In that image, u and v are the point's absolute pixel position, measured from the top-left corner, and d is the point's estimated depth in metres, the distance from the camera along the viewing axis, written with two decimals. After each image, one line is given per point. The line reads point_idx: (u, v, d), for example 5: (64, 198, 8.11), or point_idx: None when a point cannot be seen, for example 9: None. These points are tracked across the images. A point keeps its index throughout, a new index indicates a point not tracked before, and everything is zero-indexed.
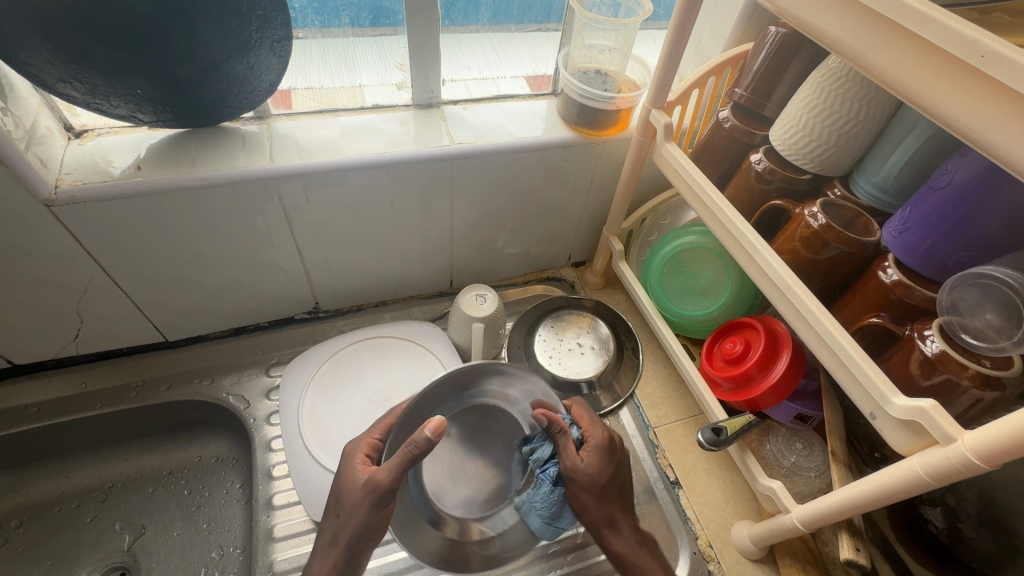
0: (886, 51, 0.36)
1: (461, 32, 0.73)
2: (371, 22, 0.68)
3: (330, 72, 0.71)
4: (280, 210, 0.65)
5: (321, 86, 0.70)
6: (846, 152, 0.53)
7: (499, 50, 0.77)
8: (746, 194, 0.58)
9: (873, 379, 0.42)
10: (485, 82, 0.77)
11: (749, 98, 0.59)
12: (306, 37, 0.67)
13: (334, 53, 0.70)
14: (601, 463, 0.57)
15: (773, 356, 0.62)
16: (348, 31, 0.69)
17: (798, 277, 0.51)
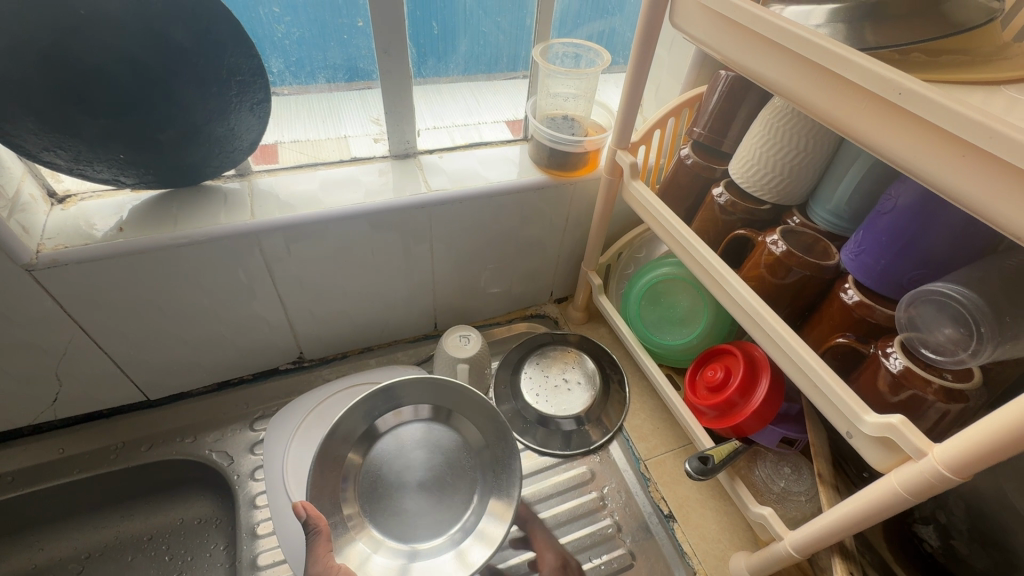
0: (819, 92, 0.39)
1: (442, 82, 0.76)
2: (346, 80, 0.70)
3: (315, 127, 0.73)
4: (263, 263, 0.66)
5: (306, 140, 0.73)
6: (799, 182, 0.56)
7: (479, 99, 0.80)
8: (711, 225, 0.61)
9: (845, 399, 0.44)
10: (468, 130, 0.80)
11: (707, 136, 0.63)
12: (288, 94, 0.69)
13: (319, 109, 0.73)
14: None
15: (753, 381, 0.63)
16: (326, 89, 0.71)
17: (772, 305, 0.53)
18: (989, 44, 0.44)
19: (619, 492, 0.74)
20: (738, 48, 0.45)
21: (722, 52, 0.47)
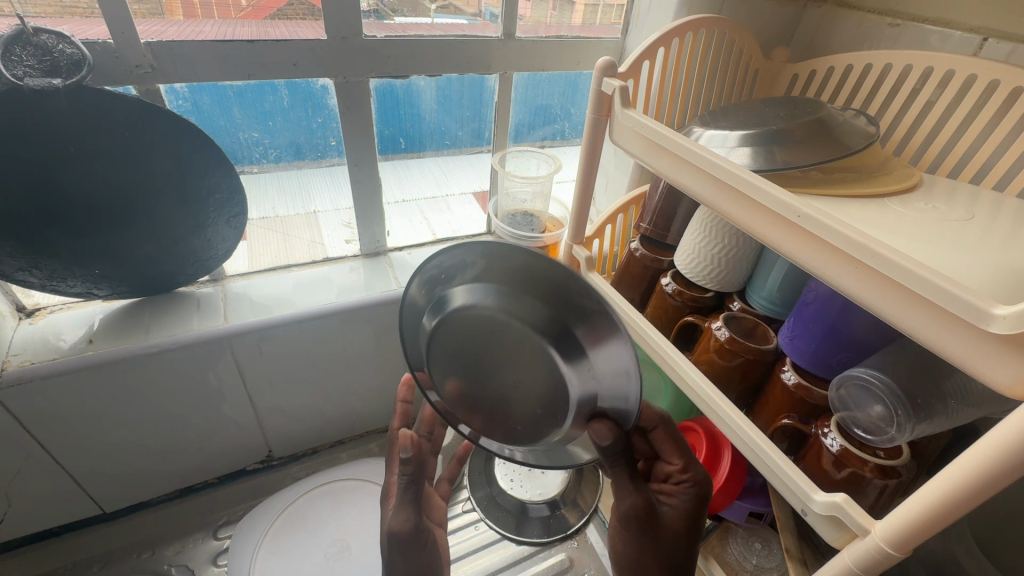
0: (738, 209, 0.45)
1: (414, 159, 0.76)
2: (312, 155, 0.69)
3: (285, 202, 0.72)
4: (234, 365, 0.67)
5: (275, 215, 0.73)
6: (736, 272, 0.62)
7: (448, 173, 0.81)
8: (663, 312, 0.66)
9: (795, 478, 0.47)
10: (437, 202, 0.83)
11: (653, 231, 0.69)
12: (259, 172, 0.68)
13: (289, 184, 0.71)
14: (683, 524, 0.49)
15: (716, 457, 0.66)
16: (291, 166, 0.69)
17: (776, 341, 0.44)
18: (873, 162, 0.53)
19: None
20: (668, 167, 0.51)
21: (653, 167, 0.54)
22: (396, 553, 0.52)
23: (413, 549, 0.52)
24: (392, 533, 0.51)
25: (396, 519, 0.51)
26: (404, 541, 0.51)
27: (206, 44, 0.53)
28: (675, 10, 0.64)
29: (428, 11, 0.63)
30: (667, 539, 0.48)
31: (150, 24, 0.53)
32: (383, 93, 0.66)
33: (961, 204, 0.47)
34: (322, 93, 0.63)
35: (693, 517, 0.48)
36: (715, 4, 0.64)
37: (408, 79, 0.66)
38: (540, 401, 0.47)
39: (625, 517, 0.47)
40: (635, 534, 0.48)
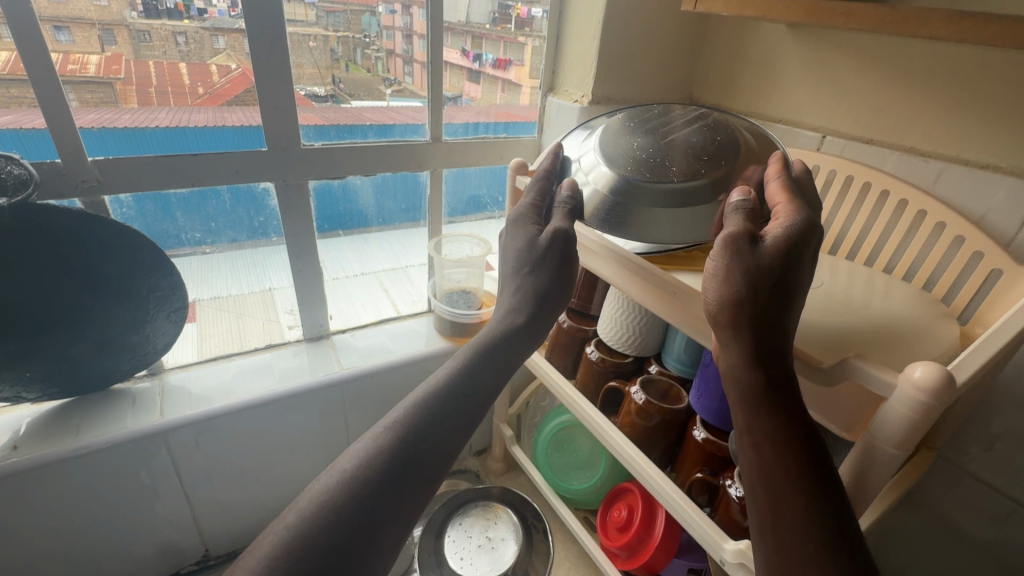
0: (636, 285, 0.52)
1: (369, 231, 0.81)
2: (250, 236, 0.71)
3: (239, 281, 0.74)
4: (168, 461, 0.66)
5: (227, 295, 0.74)
6: (651, 338, 0.68)
7: (405, 244, 0.86)
8: (591, 378, 0.71)
9: (708, 529, 0.52)
10: (398, 272, 0.88)
11: (578, 303, 0.74)
12: (212, 252, 0.70)
13: (243, 263, 0.73)
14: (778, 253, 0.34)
15: (652, 515, 0.69)
16: (229, 246, 0.71)
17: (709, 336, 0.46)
18: None
19: None
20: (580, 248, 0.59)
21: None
22: (393, 461, 0.35)
23: (425, 464, 0.36)
24: (390, 436, 0.36)
25: (415, 403, 0.38)
26: (423, 437, 0.37)
27: (166, 129, 0.59)
28: (578, 116, 0.75)
29: (384, 94, 0.72)
30: (759, 297, 0.34)
31: (101, 110, 0.57)
32: (321, 193, 0.73)
33: (818, 271, 0.55)
34: (263, 195, 0.69)
35: (796, 244, 0.34)
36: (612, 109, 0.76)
37: (344, 179, 0.73)
38: (709, 152, 0.47)
39: (713, 302, 0.37)
40: (726, 269, 0.35)
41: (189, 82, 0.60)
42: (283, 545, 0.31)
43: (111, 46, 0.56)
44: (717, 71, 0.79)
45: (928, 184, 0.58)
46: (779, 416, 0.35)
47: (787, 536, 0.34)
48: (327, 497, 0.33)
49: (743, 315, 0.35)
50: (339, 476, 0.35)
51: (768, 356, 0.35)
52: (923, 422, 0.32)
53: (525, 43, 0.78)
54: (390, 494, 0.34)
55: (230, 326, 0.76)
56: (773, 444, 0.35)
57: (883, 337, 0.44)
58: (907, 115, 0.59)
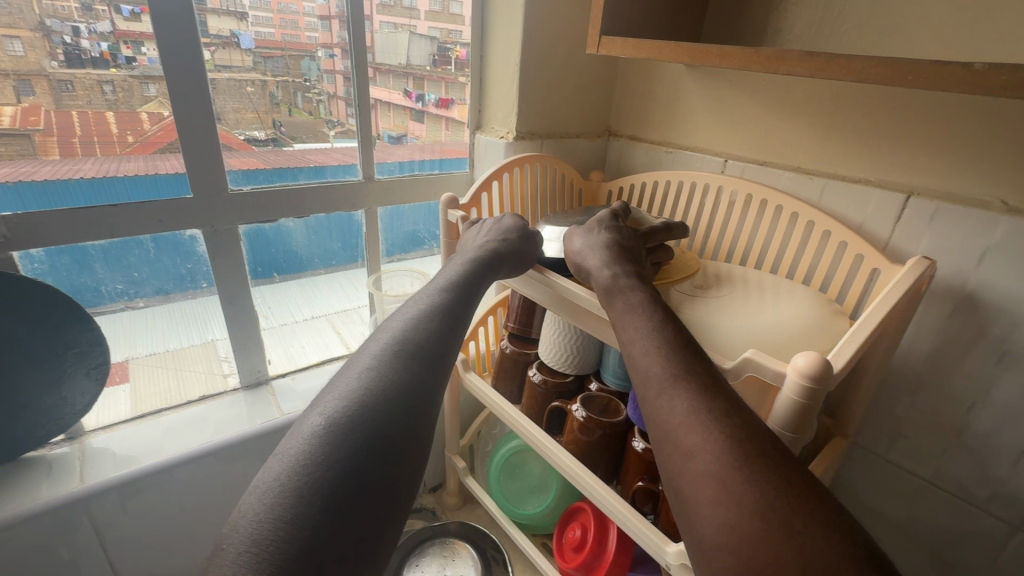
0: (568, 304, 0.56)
1: (316, 275, 0.82)
2: (177, 287, 0.69)
3: (176, 336, 0.72)
4: (90, 530, 0.61)
5: (163, 350, 0.72)
6: (588, 357, 0.71)
7: (356, 285, 0.87)
8: (535, 401, 0.73)
9: (649, 535, 0.53)
10: (350, 315, 0.88)
11: (518, 328, 0.76)
12: (145, 307, 0.68)
13: (182, 319, 0.72)
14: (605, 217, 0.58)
15: (604, 531, 0.70)
16: (161, 300, 0.69)
17: None
18: None
19: None
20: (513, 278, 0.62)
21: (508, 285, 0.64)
22: (358, 440, 0.31)
23: (388, 444, 0.32)
24: (335, 417, 0.32)
25: (356, 383, 0.35)
26: (375, 413, 0.33)
27: (92, 180, 0.58)
28: (505, 151, 0.79)
29: (328, 136, 0.74)
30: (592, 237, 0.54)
31: (18, 162, 0.56)
32: (253, 237, 0.72)
33: (727, 280, 0.60)
34: (191, 242, 0.67)
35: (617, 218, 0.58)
36: (537, 143, 0.81)
37: (276, 222, 0.73)
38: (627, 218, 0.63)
39: (574, 256, 0.54)
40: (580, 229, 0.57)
41: (118, 132, 0.60)
42: (240, 563, 0.26)
43: (29, 97, 0.55)
44: (630, 105, 0.86)
45: (815, 196, 0.65)
46: (636, 276, 0.47)
47: (656, 381, 0.36)
48: (277, 494, 0.29)
49: (591, 246, 0.53)
50: (284, 469, 0.30)
51: (614, 252, 0.51)
52: (809, 407, 0.36)
53: (466, 82, 0.82)
54: (361, 480, 0.30)
55: (167, 382, 0.73)
56: (640, 302, 0.44)
57: (781, 335, 0.48)
58: (790, 138, 0.66)
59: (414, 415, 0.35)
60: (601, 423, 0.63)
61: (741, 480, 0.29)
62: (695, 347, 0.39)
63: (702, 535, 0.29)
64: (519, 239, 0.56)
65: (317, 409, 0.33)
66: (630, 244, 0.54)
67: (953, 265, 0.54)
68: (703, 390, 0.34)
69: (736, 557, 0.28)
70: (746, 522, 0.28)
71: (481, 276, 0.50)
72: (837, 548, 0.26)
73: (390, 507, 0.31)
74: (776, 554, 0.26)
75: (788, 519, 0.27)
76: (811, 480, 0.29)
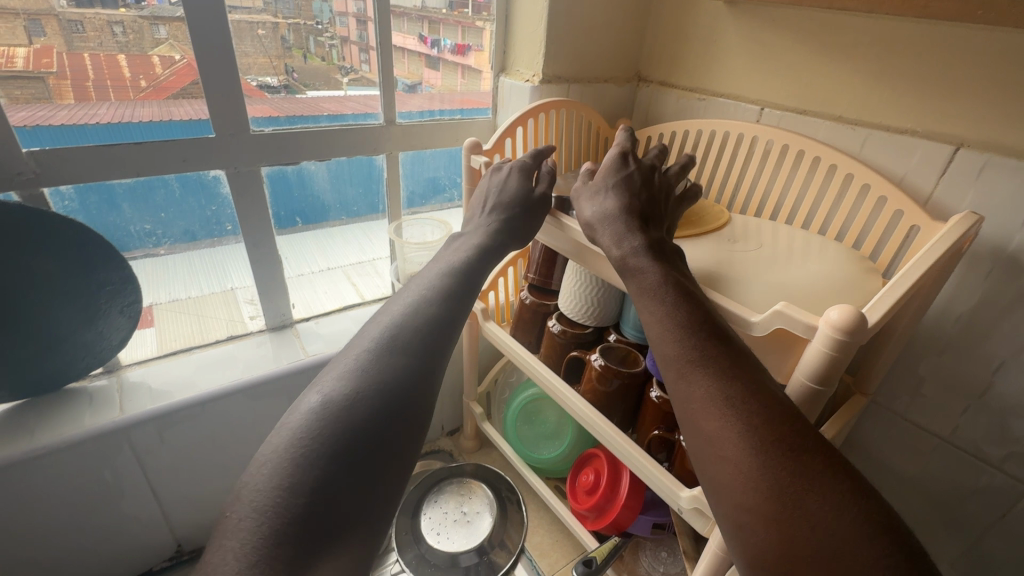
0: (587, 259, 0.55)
1: (337, 220, 0.82)
2: (206, 232, 0.70)
3: (198, 284, 0.74)
4: (132, 457, 0.65)
5: (186, 297, 0.74)
6: (608, 310, 0.71)
7: (374, 231, 0.87)
8: (554, 350, 0.73)
9: (664, 480, 0.55)
10: (365, 266, 0.89)
11: (538, 279, 0.76)
12: (168, 255, 0.70)
13: (202, 267, 0.73)
14: (620, 167, 0.52)
15: (617, 476, 0.72)
16: (179, 249, 0.70)
17: None
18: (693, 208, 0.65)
19: None
20: None
21: None
22: (355, 411, 0.33)
23: (388, 423, 0.33)
24: (332, 395, 0.33)
25: (353, 363, 0.35)
26: (370, 393, 0.34)
27: (108, 126, 0.58)
28: (530, 95, 0.76)
29: (342, 84, 0.72)
30: (600, 191, 0.51)
31: (34, 109, 0.55)
32: (275, 179, 0.72)
33: (755, 235, 0.60)
34: (214, 183, 0.67)
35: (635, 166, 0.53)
36: (563, 88, 0.78)
37: (298, 165, 0.72)
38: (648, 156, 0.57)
39: (586, 227, 0.51)
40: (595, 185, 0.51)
41: (131, 76, 0.59)
42: (240, 530, 0.28)
43: (40, 38, 0.54)
44: (663, 48, 0.81)
45: (854, 148, 0.62)
46: (648, 252, 0.44)
47: (674, 364, 0.36)
48: (275, 470, 0.30)
49: (604, 214, 0.49)
50: (283, 444, 0.31)
51: (625, 215, 0.48)
52: (839, 360, 0.35)
53: (484, 28, 0.79)
54: (356, 456, 0.31)
55: (192, 324, 0.75)
56: (655, 284, 0.41)
57: (812, 290, 0.47)
58: (834, 85, 0.63)
59: (411, 397, 0.35)
60: (620, 372, 0.64)
61: (760, 466, 0.30)
62: (717, 324, 0.37)
63: (726, 513, 0.32)
64: (527, 204, 0.54)
65: (316, 386, 0.34)
66: (649, 206, 0.50)
67: (1001, 223, 0.52)
68: (722, 374, 0.34)
69: (755, 534, 0.30)
70: (763, 505, 0.30)
71: (488, 256, 0.50)
72: (851, 527, 0.27)
73: (386, 476, 0.32)
74: (792, 534, 0.28)
75: (806, 505, 0.28)
76: (829, 457, 0.30)
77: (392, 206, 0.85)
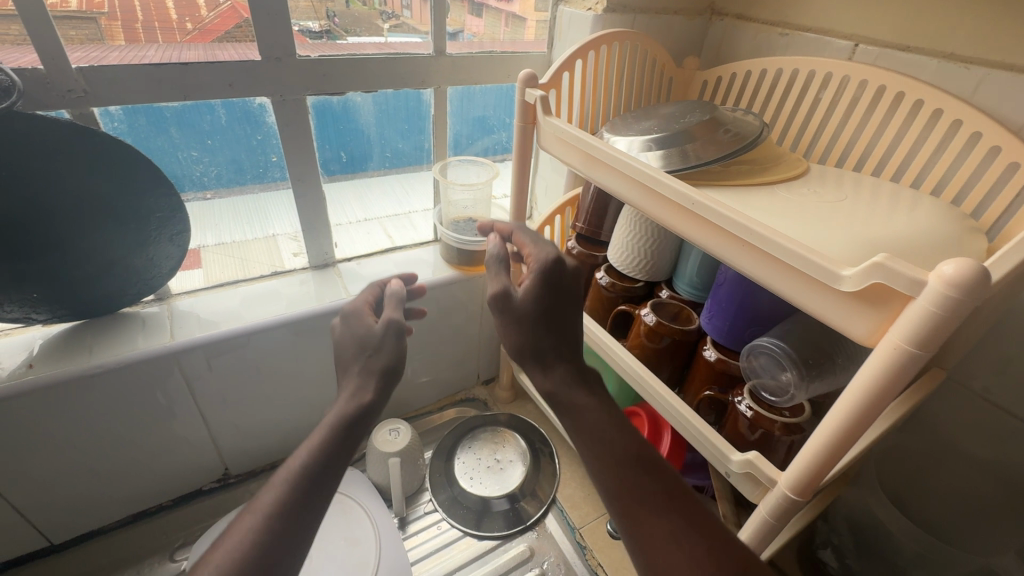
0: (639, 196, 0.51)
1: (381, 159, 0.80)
2: (257, 180, 0.71)
3: (241, 229, 0.75)
4: (182, 382, 0.67)
5: (231, 241, 0.75)
6: (661, 263, 0.66)
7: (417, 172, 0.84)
8: (600, 303, 0.70)
9: (715, 442, 0.52)
10: (401, 220, 0.87)
11: (588, 229, 0.73)
12: (213, 199, 0.70)
13: (246, 211, 0.73)
14: (532, 293, 0.47)
15: (658, 436, 0.71)
16: (225, 193, 0.70)
17: (712, 241, 0.45)
18: (768, 155, 0.59)
19: (558, 565, 0.76)
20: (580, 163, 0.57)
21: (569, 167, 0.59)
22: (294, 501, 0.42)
23: (339, 463, 0.46)
24: (283, 487, 0.43)
25: (315, 437, 0.47)
26: (307, 479, 0.44)
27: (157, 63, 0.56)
28: (591, 26, 0.70)
29: (382, 30, 0.69)
30: (526, 319, 0.46)
31: (90, 52, 0.54)
32: (320, 110, 0.69)
33: (837, 188, 0.54)
34: (260, 111, 0.65)
35: (549, 284, 0.47)
36: (627, 20, 0.71)
37: (344, 95, 0.69)
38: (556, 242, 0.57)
39: (511, 351, 0.48)
40: (502, 320, 0.47)
41: (177, 18, 0.57)
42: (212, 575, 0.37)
43: None
44: None
45: (966, 92, 0.54)
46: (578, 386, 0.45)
47: (625, 490, 0.41)
48: (237, 549, 0.39)
49: (512, 346, 0.47)
50: (272, 496, 0.42)
51: (551, 343, 0.46)
52: (948, 321, 0.31)
53: None
54: (292, 528, 0.41)
55: (234, 264, 0.76)
56: (592, 428, 0.44)
57: (909, 247, 0.42)
58: (950, 17, 0.54)
59: (331, 480, 0.45)
60: (673, 329, 0.61)
61: None
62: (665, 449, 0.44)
63: None
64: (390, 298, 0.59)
65: (271, 483, 0.43)
66: (563, 324, 0.47)
67: None
68: (666, 506, 0.40)
69: None
70: None
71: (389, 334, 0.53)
72: None
73: (301, 547, 0.41)
74: None
75: None
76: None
77: (436, 146, 0.81)
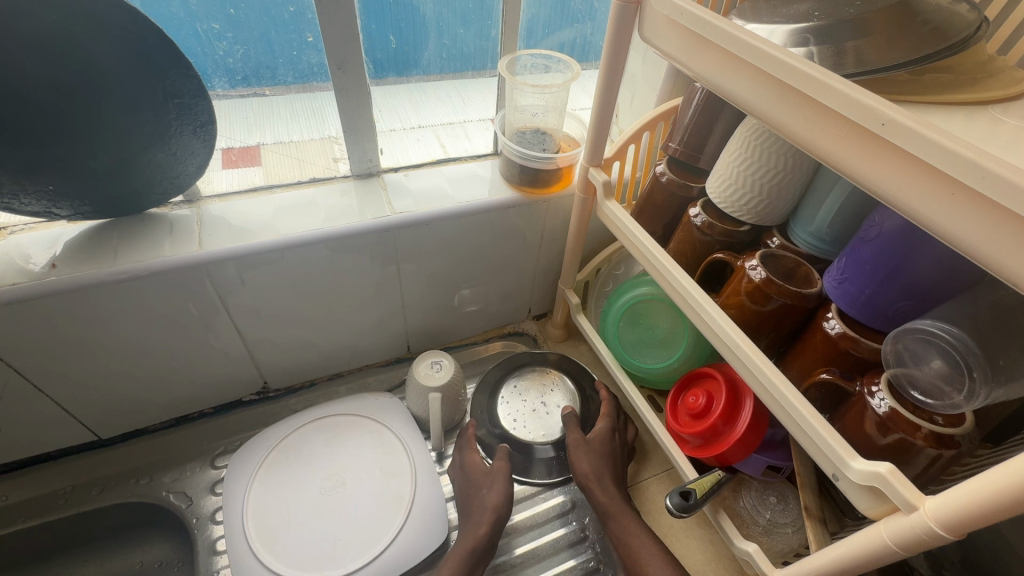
0: (780, 107, 0.37)
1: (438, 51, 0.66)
2: (296, 79, 0.63)
3: (298, 126, 0.68)
4: (213, 294, 0.62)
5: (290, 141, 0.68)
6: (778, 204, 0.53)
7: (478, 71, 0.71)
8: (689, 247, 0.58)
9: (830, 442, 0.41)
10: (455, 129, 0.76)
11: (683, 151, 0.59)
12: (273, 96, 0.64)
13: (302, 108, 0.67)
14: (604, 435, 0.71)
15: (735, 405, 0.60)
16: (289, 89, 0.64)
17: (892, 179, 0.31)
18: (972, 62, 0.42)
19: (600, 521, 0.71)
20: (692, 57, 0.43)
21: (673, 59, 0.45)
22: None
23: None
24: None
25: None
26: None
27: None
28: None
29: None
30: (596, 450, 0.69)
31: None
32: None
33: None
34: None
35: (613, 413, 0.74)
36: None
37: None
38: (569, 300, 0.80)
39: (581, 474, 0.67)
40: (581, 450, 0.68)
41: None
42: None
43: None
44: None
45: None
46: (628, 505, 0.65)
47: None
48: None
49: (589, 468, 0.67)
50: None
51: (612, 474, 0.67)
52: None
53: None
54: None
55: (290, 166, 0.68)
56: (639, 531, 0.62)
57: None
58: None
59: None
60: (786, 289, 0.48)
61: None
62: None
63: None
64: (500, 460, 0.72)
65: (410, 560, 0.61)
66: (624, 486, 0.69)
67: None
68: None
69: None
70: None
71: None
72: None
73: None
74: None
75: None
76: None
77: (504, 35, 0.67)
